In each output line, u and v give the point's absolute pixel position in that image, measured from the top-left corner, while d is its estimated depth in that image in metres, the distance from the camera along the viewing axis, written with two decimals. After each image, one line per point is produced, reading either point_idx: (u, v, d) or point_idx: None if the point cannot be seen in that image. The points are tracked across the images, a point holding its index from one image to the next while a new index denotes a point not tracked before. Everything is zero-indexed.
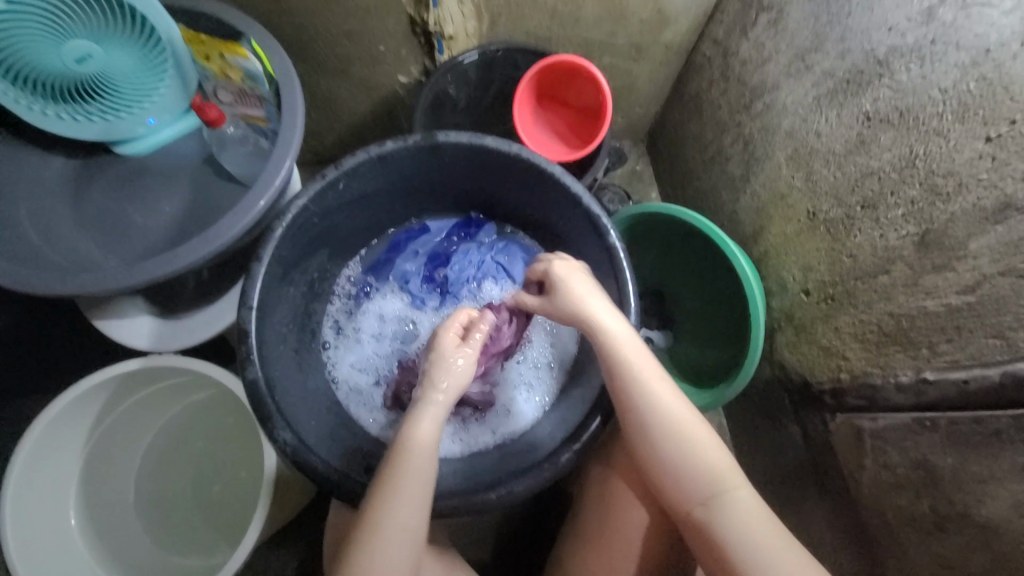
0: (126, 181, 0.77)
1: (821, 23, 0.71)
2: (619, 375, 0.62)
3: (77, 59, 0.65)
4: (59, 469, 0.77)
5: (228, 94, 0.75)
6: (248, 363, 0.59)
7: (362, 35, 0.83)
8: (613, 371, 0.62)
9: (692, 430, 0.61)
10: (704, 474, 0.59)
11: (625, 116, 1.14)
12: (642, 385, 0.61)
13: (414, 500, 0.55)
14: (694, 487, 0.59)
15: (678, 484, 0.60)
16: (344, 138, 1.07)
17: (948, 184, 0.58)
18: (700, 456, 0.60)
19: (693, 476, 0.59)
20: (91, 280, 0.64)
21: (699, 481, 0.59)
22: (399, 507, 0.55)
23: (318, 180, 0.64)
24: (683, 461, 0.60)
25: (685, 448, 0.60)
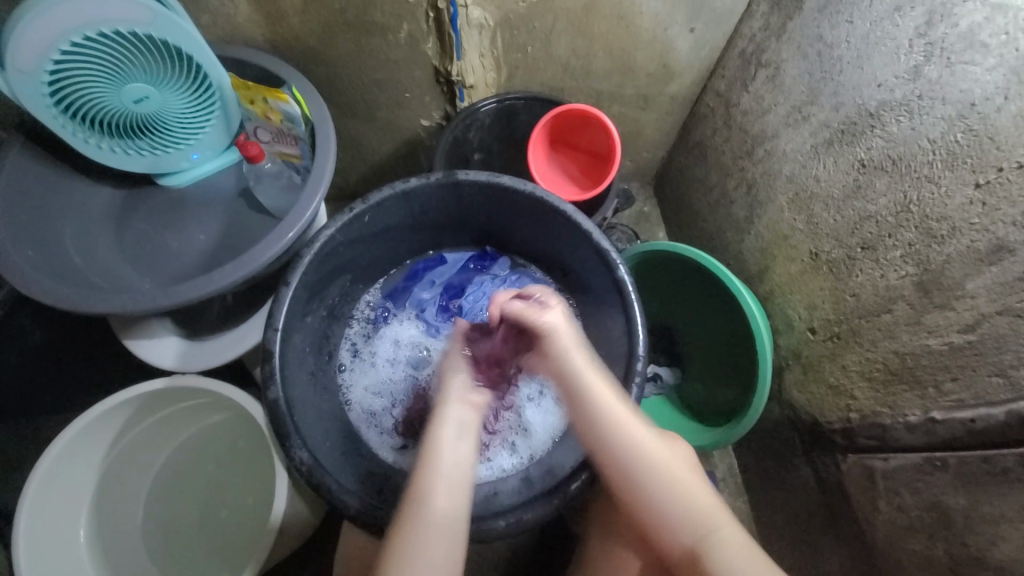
0: (167, 210, 0.83)
1: (816, 79, 0.76)
2: (591, 421, 0.61)
3: (135, 100, 0.72)
4: (74, 487, 0.79)
5: (267, 134, 0.81)
6: (269, 382, 0.61)
7: (391, 83, 0.90)
8: (586, 413, 0.62)
9: (676, 477, 0.60)
10: (686, 514, 0.59)
11: (633, 160, 1.20)
12: (618, 420, 0.61)
13: (447, 528, 0.55)
14: (678, 527, 0.59)
15: (666, 530, 0.59)
16: (368, 176, 1.14)
17: (942, 228, 0.60)
18: (682, 498, 0.59)
19: (679, 519, 0.59)
20: (128, 299, 0.68)
21: (687, 525, 0.58)
22: (431, 537, 0.54)
23: (346, 213, 0.68)
24: (670, 506, 0.59)
25: (672, 494, 0.60)
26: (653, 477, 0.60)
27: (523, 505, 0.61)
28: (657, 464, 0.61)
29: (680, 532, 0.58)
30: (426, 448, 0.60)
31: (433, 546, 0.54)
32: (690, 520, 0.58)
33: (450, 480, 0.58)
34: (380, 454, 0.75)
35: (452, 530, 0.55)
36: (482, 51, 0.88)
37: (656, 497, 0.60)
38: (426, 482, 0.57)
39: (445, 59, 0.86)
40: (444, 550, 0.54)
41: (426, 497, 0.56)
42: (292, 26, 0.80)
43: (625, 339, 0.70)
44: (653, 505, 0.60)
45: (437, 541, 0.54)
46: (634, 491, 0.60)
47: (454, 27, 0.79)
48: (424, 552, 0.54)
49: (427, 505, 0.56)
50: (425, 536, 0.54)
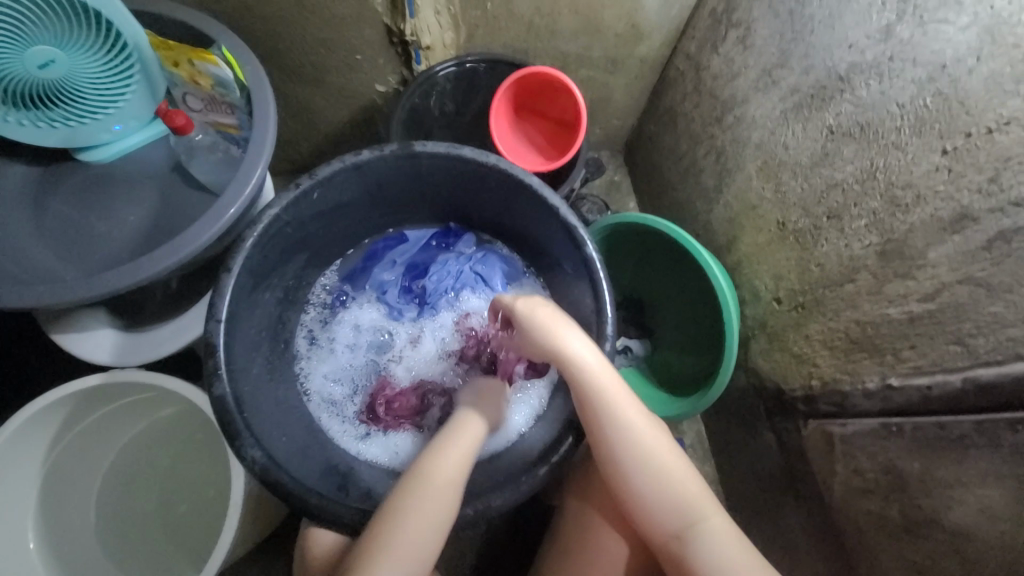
0: (91, 189, 0.75)
1: (786, 40, 0.73)
2: (594, 409, 0.61)
3: (40, 65, 0.63)
4: (13, 493, 0.73)
5: (198, 102, 0.75)
6: (215, 377, 0.57)
7: (338, 44, 0.82)
8: (590, 404, 0.61)
9: (672, 467, 0.62)
10: (681, 502, 0.61)
11: (602, 127, 1.16)
12: (616, 413, 0.61)
13: (439, 515, 0.56)
14: (670, 514, 0.61)
15: (655, 512, 0.61)
16: (321, 147, 1.06)
17: (907, 196, 0.60)
18: (675, 485, 0.61)
19: (669, 503, 0.61)
20: (49, 292, 0.62)
21: (678, 511, 0.61)
22: (419, 517, 0.55)
23: (291, 189, 0.63)
24: (661, 487, 0.61)
25: (667, 483, 0.61)
26: (652, 466, 0.61)
27: (491, 490, 0.60)
28: (655, 448, 0.62)
29: (667, 518, 0.61)
30: (452, 426, 0.62)
31: (420, 529, 0.55)
32: (682, 508, 0.61)
33: (456, 471, 0.59)
34: (340, 443, 0.72)
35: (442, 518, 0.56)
36: (437, 7, 0.80)
37: (648, 482, 0.61)
38: (432, 463, 0.59)
39: (397, 17, 0.78)
40: (427, 539, 0.55)
41: (427, 479, 0.57)
42: None
43: (593, 318, 0.68)
44: (644, 494, 0.61)
45: (425, 527, 0.55)
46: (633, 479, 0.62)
47: None
48: (408, 533, 0.55)
49: (426, 487, 0.57)
50: (414, 519, 0.55)
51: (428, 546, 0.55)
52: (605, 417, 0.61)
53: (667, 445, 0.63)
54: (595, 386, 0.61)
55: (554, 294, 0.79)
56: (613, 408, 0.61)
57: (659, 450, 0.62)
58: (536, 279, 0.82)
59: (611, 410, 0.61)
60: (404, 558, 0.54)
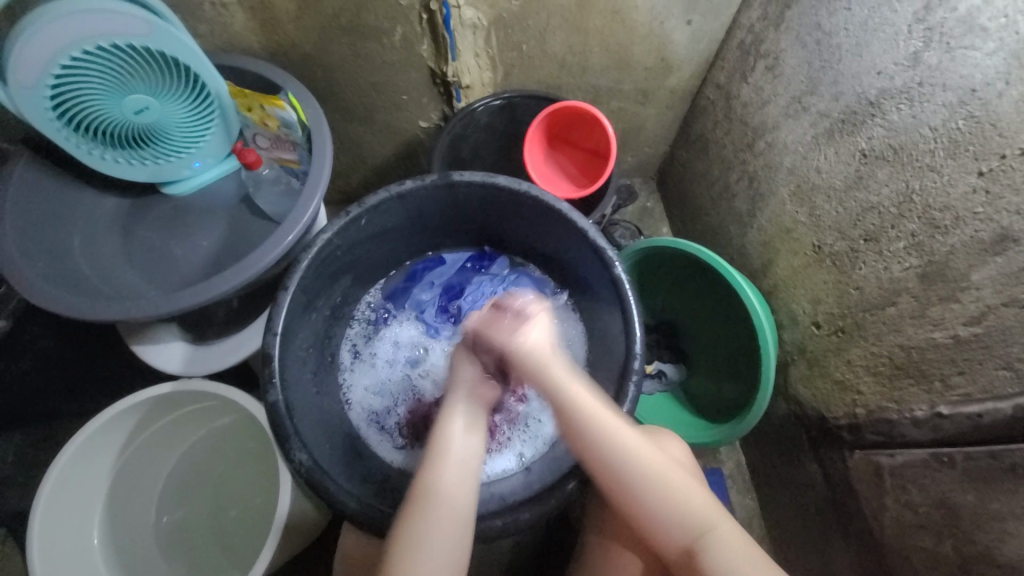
0: (171, 218, 0.85)
1: (815, 68, 0.74)
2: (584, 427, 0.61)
3: (136, 111, 0.74)
4: (85, 491, 0.81)
5: (266, 140, 0.83)
6: (270, 385, 0.62)
7: (387, 86, 0.91)
8: (578, 420, 0.61)
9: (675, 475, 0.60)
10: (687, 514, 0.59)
11: (634, 155, 1.19)
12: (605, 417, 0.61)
13: (460, 496, 0.58)
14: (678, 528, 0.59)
15: (658, 528, 0.59)
16: (369, 179, 1.14)
17: (946, 218, 0.59)
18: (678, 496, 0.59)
19: (671, 515, 0.59)
20: (133, 307, 0.70)
21: (685, 525, 0.59)
22: (449, 500, 0.57)
23: (342, 217, 0.69)
24: (667, 500, 0.59)
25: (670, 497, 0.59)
26: (650, 482, 0.60)
27: (519, 504, 0.63)
28: (650, 460, 0.61)
29: (675, 533, 0.59)
30: (441, 421, 0.63)
31: (453, 511, 0.57)
32: (687, 520, 0.59)
33: (466, 455, 0.61)
34: (378, 451, 0.76)
35: (469, 497, 0.58)
36: (477, 51, 0.88)
37: (649, 496, 0.60)
38: (443, 451, 0.61)
39: (440, 61, 0.86)
40: (460, 518, 0.57)
41: (443, 467, 0.59)
42: (288, 32, 0.80)
43: (623, 337, 0.69)
44: (646, 513, 0.60)
45: (455, 506, 0.57)
46: (632, 498, 0.60)
47: (448, 27, 0.80)
48: (440, 516, 0.56)
49: (444, 473, 0.59)
50: (442, 504, 0.57)
51: (466, 521, 0.57)
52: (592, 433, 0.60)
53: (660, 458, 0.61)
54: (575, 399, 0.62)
55: (585, 314, 0.81)
56: (601, 422, 0.61)
57: (655, 464, 0.60)
58: (568, 301, 0.85)
59: (598, 423, 0.61)
60: (444, 537, 0.55)
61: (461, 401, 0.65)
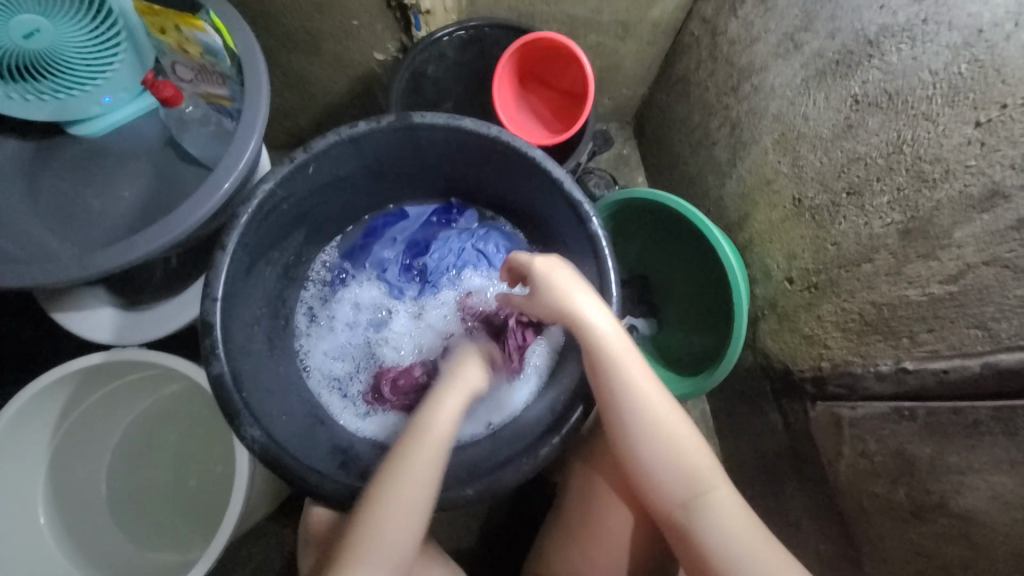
0: (84, 164, 0.73)
1: (812, 0, 0.68)
2: (606, 375, 0.61)
3: (23, 35, 0.61)
4: (22, 468, 0.75)
5: (188, 70, 0.72)
6: (212, 357, 0.56)
7: (333, 8, 0.78)
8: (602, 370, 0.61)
9: (680, 433, 0.62)
10: (690, 471, 0.61)
11: (611, 98, 1.11)
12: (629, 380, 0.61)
13: (422, 496, 0.57)
14: (680, 484, 0.61)
15: (662, 486, 0.61)
16: (319, 120, 1.02)
17: (935, 171, 0.56)
18: (680, 454, 0.61)
19: (677, 478, 0.61)
20: (42, 270, 0.61)
21: (686, 485, 0.61)
22: (410, 479, 0.57)
23: (285, 164, 0.60)
24: (670, 456, 0.61)
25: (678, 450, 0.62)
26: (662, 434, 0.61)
27: (488, 471, 0.60)
28: (664, 428, 0.61)
29: (676, 489, 0.61)
30: (425, 416, 0.60)
31: (411, 489, 0.56)
32: (688, 476, 0.61)
33: (438, 438, 0.59)
34: (339, 419, 0.72)
35: (431, 479, 0.57)
36: None
37: (656, 452, 0.61)
38: (422, 428, 0.60)
39: None
40: (417, 500, 0.57)
41: (417, 442, 0.59)
42: None
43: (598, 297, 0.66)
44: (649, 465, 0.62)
45: (415, 484, 0.56)
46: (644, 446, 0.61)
47: None
48: (399, 493, 0.56)
49: (415, 451, 0.58)
50: (403, 482, 0.56)
51: (423, 501, 0.57)
52: (616, 379, 0.61)
53: (676, 413, 0.63)
54: (605, 352, 0.61)
55: None
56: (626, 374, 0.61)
57: (676, 430, 0.62)
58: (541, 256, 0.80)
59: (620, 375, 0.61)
60: (398, 512, 0.56)
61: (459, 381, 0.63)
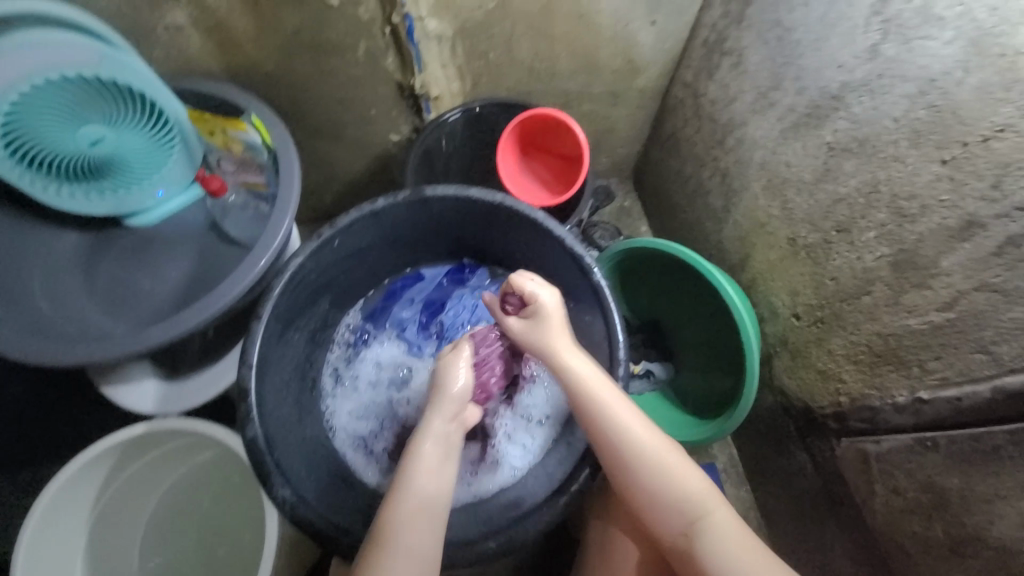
0: (137, 249, 0.82)
1: (777, 64, 0.75)
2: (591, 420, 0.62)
3: (90, 142, 0.70)
4: (65, 540, 0.77)
5: (231, 164, 0.82)
6: (247, 420, 0.60)
7: (354, 102, 0.89)
8: (589, 418, 0.62)
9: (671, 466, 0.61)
10: (686, 503, 0.59)
11: (609, 156, 1.19)
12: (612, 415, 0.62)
13: (421, 525, 0.57)
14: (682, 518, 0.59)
15: (664, 523, 0.60)
16: (342, 196, 1.12)
17: (913, 206, 0.60)
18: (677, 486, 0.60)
19: (679, 510, 0.60)
20: (98, 348, 0.67)
21: (687, 516, 0.59)
22: (412, 523, 0.57)
23: (314, 239, 0.67)
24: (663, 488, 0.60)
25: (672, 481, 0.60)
26: (659, 473, 0.60)
27: (513, 524, 0.61)
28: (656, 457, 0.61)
29: (678, 522, 0.59)
30: (415, 445, 0.61)
31: (414, 526, 0.57)
32: (690, 511, 0.59)
33: (433, 483, 0.59)
34: (365, 477, 0.74)
35: (434, 526, 0.57)
36: (443, 61, 0.87)
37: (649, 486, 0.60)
38: (412, 474, 0.59)
39: (407, 73, 0.85)
40: (426, 549, 0.56)
41: (409, 491, 0.58)
42: (247, 52, 0.79)
43: (606, 343, 0.69)
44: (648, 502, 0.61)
45: (415, 536, 0.56)
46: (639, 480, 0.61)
47: (412, 40, 0.79)
48: (403, 538, 0.56)
49: (410, 497, 0.58)
50: (405, 531, 0.56)
51: (428, 547, 0.56)
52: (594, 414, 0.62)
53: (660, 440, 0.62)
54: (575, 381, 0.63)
55: None
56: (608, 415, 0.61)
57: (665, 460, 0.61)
58: None
59: (609, 427, 0.61)
60: (404, 559, 0.55)
61: (438, 418, 0.63)
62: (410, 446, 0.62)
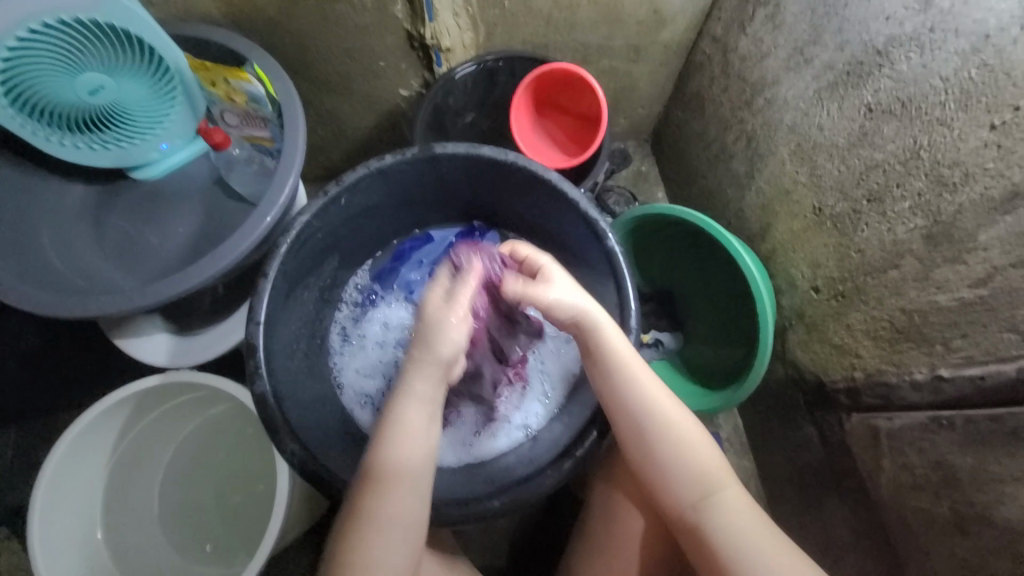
0: (143, 205, 0.81)
1: (818, 15, 0.69)
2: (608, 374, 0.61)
3: (90, 91, 0.68)
4: (85, 482, 0.81)
5: (235, 117, 0.79)
6: (256, 376, 0.60)
7: (362, 52, 0.85)
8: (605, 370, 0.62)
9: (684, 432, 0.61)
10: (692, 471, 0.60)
11: (627, 117, 1.13)
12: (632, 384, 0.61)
13: (409, 497, 0.56)
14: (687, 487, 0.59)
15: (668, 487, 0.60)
16: (349, 153, 1.09)
17: (954, 175, 0.56)
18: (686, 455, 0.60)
19: (684, 477, 0.60)
20: (109, 301, 0.67)
21: (692, 482, 0.59)
22: (396, 494, 0.56)
23: (320, 198, 0.65)
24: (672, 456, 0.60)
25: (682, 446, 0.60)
26: (669, 438, 0.61)
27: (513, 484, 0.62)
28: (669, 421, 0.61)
29: (683, 486, 0.60)
30: (393, 413, 0.58)
31: (401, 500, 0.56)
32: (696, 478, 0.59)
33: (414, 452, 0.57)
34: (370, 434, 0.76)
35: (417, 496, 0.57)
36: (455, 9, 0.81)
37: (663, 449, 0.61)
38: (394, 440, 0.57)
39: (417, 22, 0.80)
40: (411, 517, 0.56)
41: (391, 457, 0.57)
42: None
43: (618, 310, 0.68)
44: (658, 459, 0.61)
45: (400, 506, 0.56)
46: (654, 450, 0.61)
47: None
48: (390, 507, 0.55)
49: (389, 464, 0.56)
50: (390, 504, 0.56)
51: (415, 519, 0.56)
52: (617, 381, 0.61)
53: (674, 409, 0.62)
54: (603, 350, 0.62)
55: (578, 288, 0.79)
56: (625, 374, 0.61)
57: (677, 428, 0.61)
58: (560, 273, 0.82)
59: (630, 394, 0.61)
60: (391, 522, 0.55)
61: (421, 385, 0.58)
62: (388, 411, 0.59)
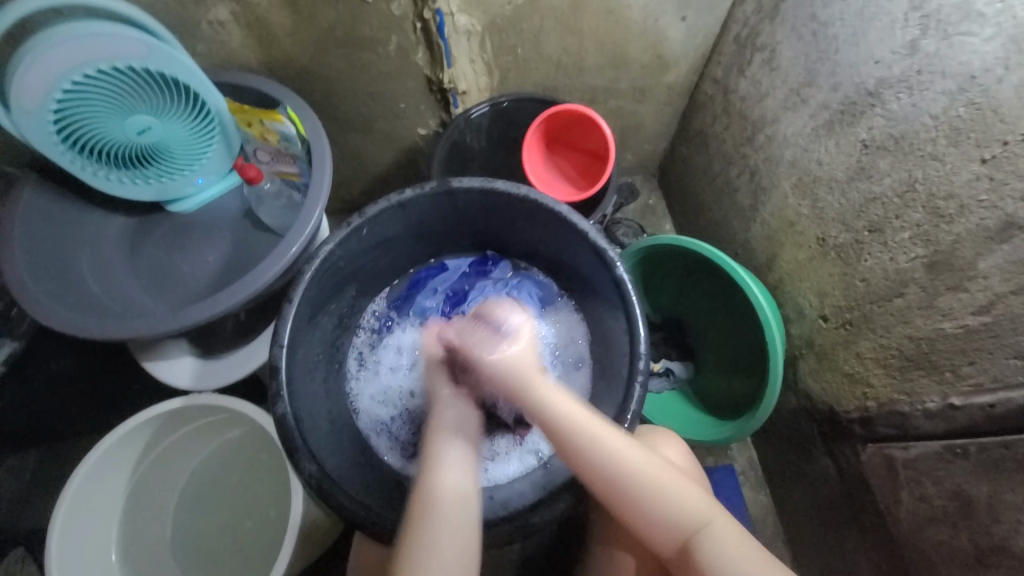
0: (177, 235, 0.86)
1: (812, 59, 0.74)
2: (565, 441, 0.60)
3: (138, 131, 0.74)
4: (103, 504, 0.82)
5: (266, 154, 0.85)
6: (278, 398, 0.63)
7: (384, 96, 0.91)
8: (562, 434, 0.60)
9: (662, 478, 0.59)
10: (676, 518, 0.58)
11: (635, 153, 1.18)
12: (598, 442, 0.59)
13: (458, 521, 0.56)
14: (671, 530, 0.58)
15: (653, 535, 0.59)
16: (370, 188, 1.15)
17: (950, 206, 0.58)
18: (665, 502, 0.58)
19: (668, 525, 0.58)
20: (143, 324, 0.71)
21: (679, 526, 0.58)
22: (445, 518, 0.56)
23: (344, 227, 0.69)
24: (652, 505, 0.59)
25: (662, 494, 0.59)
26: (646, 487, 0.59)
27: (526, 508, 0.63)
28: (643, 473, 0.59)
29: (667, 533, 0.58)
30: (433, 444, 0.62)
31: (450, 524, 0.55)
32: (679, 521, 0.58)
33: (459, 476, 0.59)
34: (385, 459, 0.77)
35: (467, 519, 0.56)
36: (471, 56, 0.88)
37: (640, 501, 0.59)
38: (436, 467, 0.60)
39: (436, 67, 0.87)
40: (462, 540, 0.55)
41: (434, 483, 0.58)
42: (284, 47, 0.81)
43: (626, 336, 0.69)
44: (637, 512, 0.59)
45: (452, 530, 0.55)
46: (630, 504, 0.59)
47: (442, 35, 0.81)
48: (440, 531, 0.55)
49: (433, 489, 0.58)
50: (439, 528, 0.55)
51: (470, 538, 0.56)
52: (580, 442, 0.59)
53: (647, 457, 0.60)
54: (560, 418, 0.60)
55: (588, 316, 0.81)
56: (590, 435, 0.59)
57: (652, 476, 0.59)
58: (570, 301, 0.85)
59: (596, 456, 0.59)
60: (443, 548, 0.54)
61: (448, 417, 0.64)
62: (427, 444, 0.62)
